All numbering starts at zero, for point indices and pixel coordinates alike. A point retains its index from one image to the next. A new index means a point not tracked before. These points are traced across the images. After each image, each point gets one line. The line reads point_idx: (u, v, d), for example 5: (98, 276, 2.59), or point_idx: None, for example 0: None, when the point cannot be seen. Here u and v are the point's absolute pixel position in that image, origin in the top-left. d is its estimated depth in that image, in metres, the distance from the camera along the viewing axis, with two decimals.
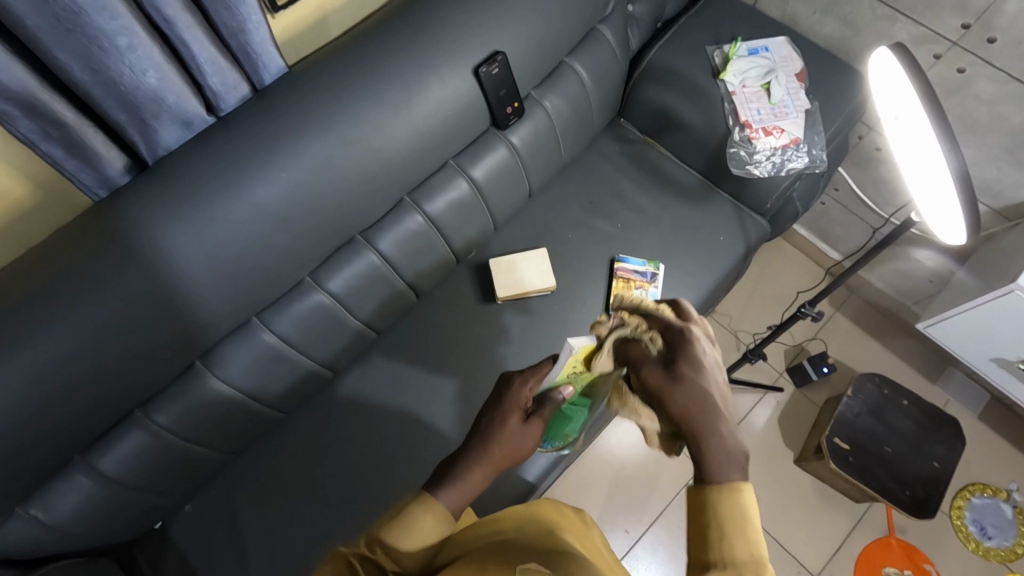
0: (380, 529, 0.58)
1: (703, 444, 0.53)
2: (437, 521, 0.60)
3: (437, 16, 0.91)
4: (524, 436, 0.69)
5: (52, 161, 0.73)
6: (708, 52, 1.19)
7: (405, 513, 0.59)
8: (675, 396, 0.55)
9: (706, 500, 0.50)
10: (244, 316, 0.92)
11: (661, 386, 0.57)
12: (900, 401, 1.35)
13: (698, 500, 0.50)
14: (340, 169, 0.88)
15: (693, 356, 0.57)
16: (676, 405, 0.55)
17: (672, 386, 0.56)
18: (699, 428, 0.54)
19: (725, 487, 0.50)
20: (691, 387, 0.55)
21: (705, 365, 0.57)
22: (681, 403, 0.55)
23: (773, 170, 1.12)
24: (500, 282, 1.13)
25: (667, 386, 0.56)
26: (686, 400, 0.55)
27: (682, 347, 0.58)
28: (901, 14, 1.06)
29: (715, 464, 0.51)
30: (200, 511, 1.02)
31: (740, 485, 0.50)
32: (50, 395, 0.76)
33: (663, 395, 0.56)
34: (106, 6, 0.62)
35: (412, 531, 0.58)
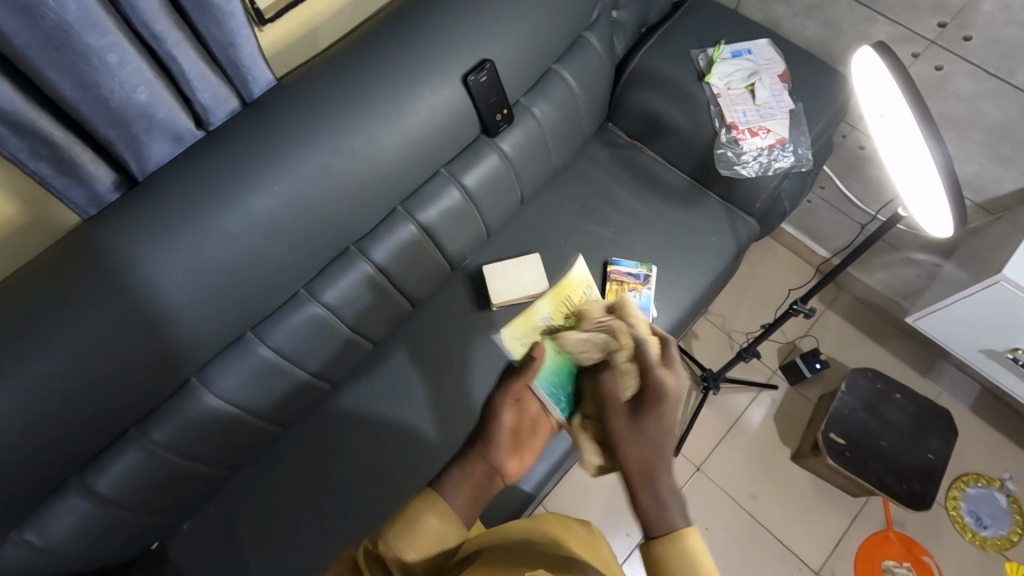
0: (385, 526, 0.58)
1: (647, 484, 0.58)
2: (442, 522, 0.60)
3: (425, 26, 0.92)
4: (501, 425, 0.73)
5: (41, 180, 0.72)
6: (693, 56, 1.21)
7: (409, 513, 0.59)
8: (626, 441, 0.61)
9: (653, 553, 0.53)
10: (239, 330, 0.92)
11: (620, 429, 0.63)
12: (893, 395, 1.36)
13: (647, 555, 0.53)
14: (332, 180, 0.88)
15: (654, 403, 0.62)
16: (626, 449, 0.61)
17: (626, 437, 0.62)
18: (647, 469, 0.59)
19: (669, 535, 0.53)
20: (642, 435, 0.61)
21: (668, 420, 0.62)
22: (634, 448, 0.60)
23: (761, 170, 1.13)
24: (495, 288, 1.13)
25: (624, 432, 0.62)
26: (638, 447, 0.60)
27: (655, 393, 0.63)
28: (879, 16, 1.09)
29: (656, 519, 0.54)
30: (197, 529, 1.01)
31: (684, 533, 0.53)
32: (44, 415, 0.75)
33: (618, 441, 0.62)
34: (95, 23, 0.62)
35: (419, 532, 0.58)
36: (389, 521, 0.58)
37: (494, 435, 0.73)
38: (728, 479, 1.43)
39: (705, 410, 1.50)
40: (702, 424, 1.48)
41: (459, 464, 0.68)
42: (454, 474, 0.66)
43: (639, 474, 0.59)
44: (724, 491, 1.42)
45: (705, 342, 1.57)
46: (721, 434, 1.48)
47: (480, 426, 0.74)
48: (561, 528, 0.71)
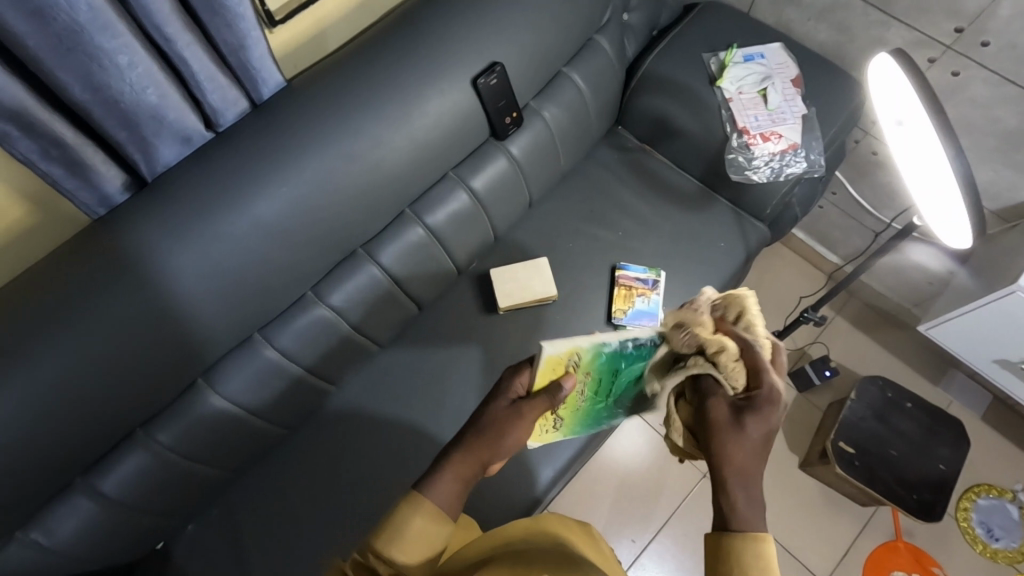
0: (374, 536, 0.63)
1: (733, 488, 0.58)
2: (430, 521, 0.63)
3: (435, 29, 0.91)
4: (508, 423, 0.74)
5: (51, 180, 0.72)
6: (704, 60, 1.19)
7: (396, 518, 0.63)
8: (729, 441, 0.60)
9: (725, 545, 0.55)
10: (245, 332, 0.91)
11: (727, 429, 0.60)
12: (903, 403, 1.35)
13: (719, 545, 0.55)
14: (340, 182, 0.87)
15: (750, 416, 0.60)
16: (722, 445, 0.60)
17: (730, 430, 0.60)
18: (737, 473, 0.58)
19: (745, 536, 0.55)
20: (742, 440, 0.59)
21: (770, 428, 0.60)
22: (733, 449, 0.59)
23: (772, 176, 1.12)
24: (502, 291, 1.12)
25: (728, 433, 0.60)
26: (742, 447, 0.59)
27: (757, 404, 0.61)
28: (894, 20, 1.07)
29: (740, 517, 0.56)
30: (201, 531, 1.01)
31: (763, 535, 0.55)
32: (52, 416, 0.75)
33: (716, 435, 0.61)
34: (105, 24, 0.62)
35: (407, 537, 0.62)
36: (378, 529, 0.63)
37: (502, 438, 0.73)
38: None
39: None
40: None
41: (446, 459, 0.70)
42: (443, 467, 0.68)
43: (733, 476, 0.58)
44: None
45: None
46: None
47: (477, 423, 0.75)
48: (559, 525, 0.72)
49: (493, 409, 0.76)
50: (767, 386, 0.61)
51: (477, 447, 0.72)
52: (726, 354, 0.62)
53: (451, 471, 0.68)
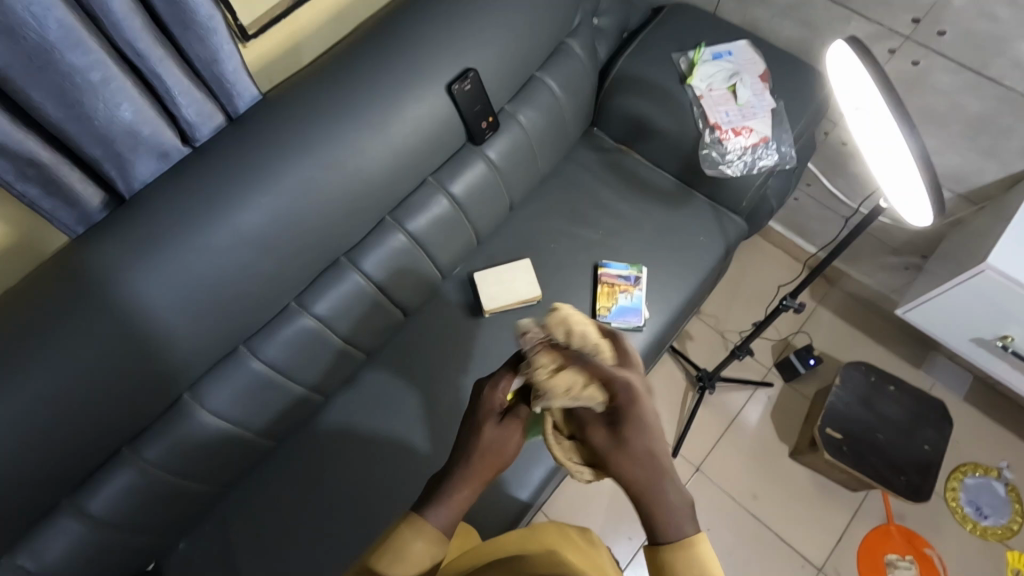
0: (371, 552, 0.58)
1: (649, 503, 0.53)
2: (431, 544, 0.58)
3: (407, 38, 0.93)
4: (508, 436, 0.64)
5: (28, 201, 0.72)
6: (674, 59, 1.22)
7: (396, 539, 0.58)
8: (619, 456, 0.55)
9: (661, 560, 0.51)
10: (230, 345, 0.91)
11: (604, 446, 0.56)
12: (887, 387, 1.37)
13: (655, 564, 0.51)
14: (320, 192, 0.88)
15: (638, 418, 0.55)
16: (620, 469, 0.54)
17: (617, 450, 0.55)
18: (644, 487, 0.53)
19: (676, 544, 0.51)
20: (634, 446, 0.54)
21: (651, 426, 0.55)
22: (629, 463, 0.54)
23: (746, 169, 1.14)
24: (486, 295, 1.13)
25: (611, 449, 0.55)
26: (634, 460, 0.54)
27: (625, 410, 0.56)
28: (855, 14, 1.11)
29: (664, 525, 0.52)
30: (193, 549, 1.00)
31: (693, 538, 0.51)
32: (35, 437, 0.74)
33: (608, 459, 0.55)
34: (77, 41, 0.63)
35: (408, 562, 0.57)
36: (378, 544, 0.58)
37: (500, 455, 0.64)
38: (728, 479, 1.43)
39: (701, 410, 1.50)
40: (700, 424, 1.48)
41: (446, 480, 0.62)
42: (444, 491, 0.61)
43: (636, 496, 0.53)
44: (725, 492, 1.42)
45: (699, 342, 1.58)
46: (719, 434, 1.48)
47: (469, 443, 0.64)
48: (558, 537, 0.72)
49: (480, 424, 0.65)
50: (626, 388, 0.56)
51: (474, 473, 0.63)
52: (578, 384, 0.58)
53: (453, 500, 0.61)
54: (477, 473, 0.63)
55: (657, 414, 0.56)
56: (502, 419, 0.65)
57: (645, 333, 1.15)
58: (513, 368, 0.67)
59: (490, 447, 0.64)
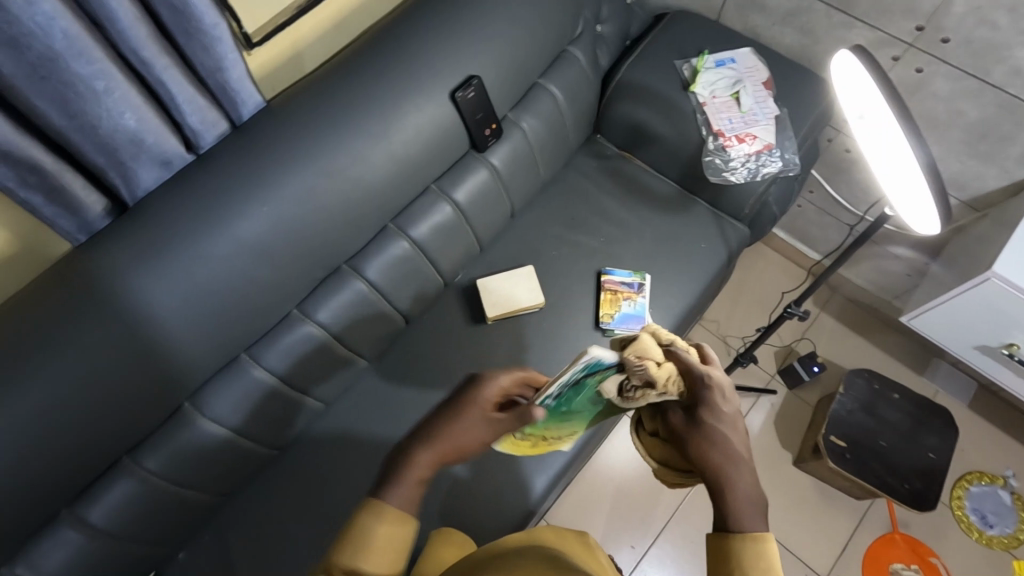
0: (340, 546, 0.56)
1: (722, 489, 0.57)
2: (393, 526, 0.57)
3: (409, 45, 0.93)
4: (475, 426, 0.65)
5: (30, 209, 0.72)
6: (676, 67, 1.22)
7: (360, 525, 0.57)
8: (693, 438, 0.60)
9: (729, 548, 0.54)
10: (232, 353, 0.91)
11: (678, 424, 0.62)
12: (891, 395, 1.35)
13: (721, 548, 0.55)
14: (323, 200, 0.88)
15: (715, 409, 0.60)
16: (694, 447, 0.59)
17: (693, 432, 0.60)
18: (720, 475, 0.58)
19: (747, 537, 0.54)
20: (710, 434, 0.59)
21: (727, 417, 0.60)
22: (707, 445, 0.59)
23: (749, 176, 1.14)
24: (489, 301, 1.13)
25: (688, 432, 0.61)
26: (713, 442, 0.59)
27: (702, 401, 0.61)
28: (856, 21, 1.11)
29: (737, 516, 0.55)
30: (194, 558, 0.98)
31: (763, 534, 0.54)
32: (35, 446, 0.74)
33: (684, 437, 0.61)
34: (80, 50, 0.62)
35: (372, 546, 0.56)
36: (342, 538, 0.57)
37: (463, 439, 0.64)
38: None
39: None
40: None
41: (405, 459, 0.62)
42: (402, 471, 0.61)
43: (710, 476, 0.58)
44: None
45: None
46: None
47: (431, 425, 0.65)
48: (556, 538, 0.73)
49: (453, 408, 0.67)
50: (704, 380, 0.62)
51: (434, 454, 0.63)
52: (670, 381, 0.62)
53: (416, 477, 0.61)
54: (435, 453, 0.63)
55: (735, 413, 0.61)
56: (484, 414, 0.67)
57: None
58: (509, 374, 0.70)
59: (454, 428, 0.65)
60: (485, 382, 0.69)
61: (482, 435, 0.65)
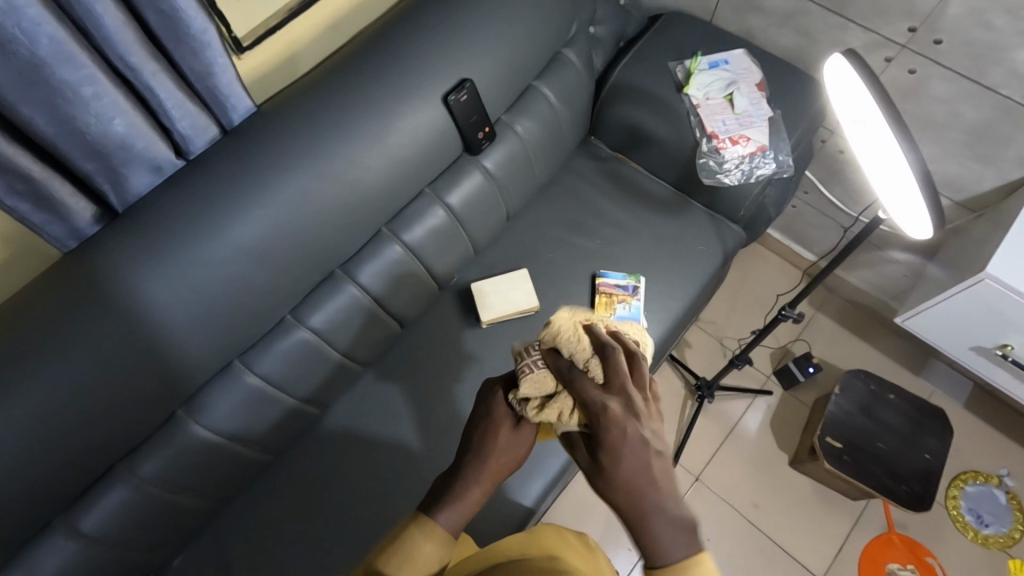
0: (379, 553, 0.58)
1: (640, 524, 0.52)
2: (439, 545, 0.59)
3: (402, 49, 0.92)
4: (515, 443, 0.65)
5: (19, 216, 0.71)
6: (671, 69, 1.21)
7: (405, 541, 0.58)
8: (595, 476, 0.56)
9: None
10: (225, 359, 0.90)
11: (581, 460, 0.59)
12: (887, 396, 1.34)
13: None
14: (316, 205, 0.88)
15: (615, 441, 0.54)
16: (600, 485, 0.55)
17: (597, 470, 0.56)
18: (636, 511, 0.53)
19: (670, 572, 0.51)
20: (612, 471, 0.54)
21: (628, 448, 0.54)
22: (620, 480, 0.53)
23: (743, 178, 1.13)
24: (486, 301, 1.12)
25: (591, 470, 0.57)
26: (631, 474, 0.53)
27: (600, 434, 0.55)
28: (851, 22, 1.11)
29: (654, 552, 0.52)
30: (189, 564, 0.98)
31: (695, 562, 0.51)
32: (27, 454, 0.73)
33: (589, 476, 0.57)
34: (68, 57, 0.62)
35: (415, 560, 0.58)
36: (384, 547, 0.59)
37: (502, 455, 0.64)
38: (727, 488, 1.43)
39: (701, 419, 1.50)
40: (699, 433, 1.48)
41: (456, 480, 0.63)
42: (455, 492, 0.62)
43: (628, 513, 0.53)
44: (724, 500, 1.41)
45: (698, 350, 1.58)
46: (719, 443, 1.47)
47: (473, 445, 0.65)
48: (556, 539, 0.72)
49: (484, 426, 0.66)
50: (599, 412, 0.55)
51: (485, 474, 0.64)
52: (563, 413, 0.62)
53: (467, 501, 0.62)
54: (485, 474, 0.63)
55: (642, 440, 0.54)
56: (514, 426, 0.66)
57: None
58: (522, 381, 0.68)
59: (497, 446, 0.64)
60: (506, 394, 0.68)
61: (523, 448, 0.66)
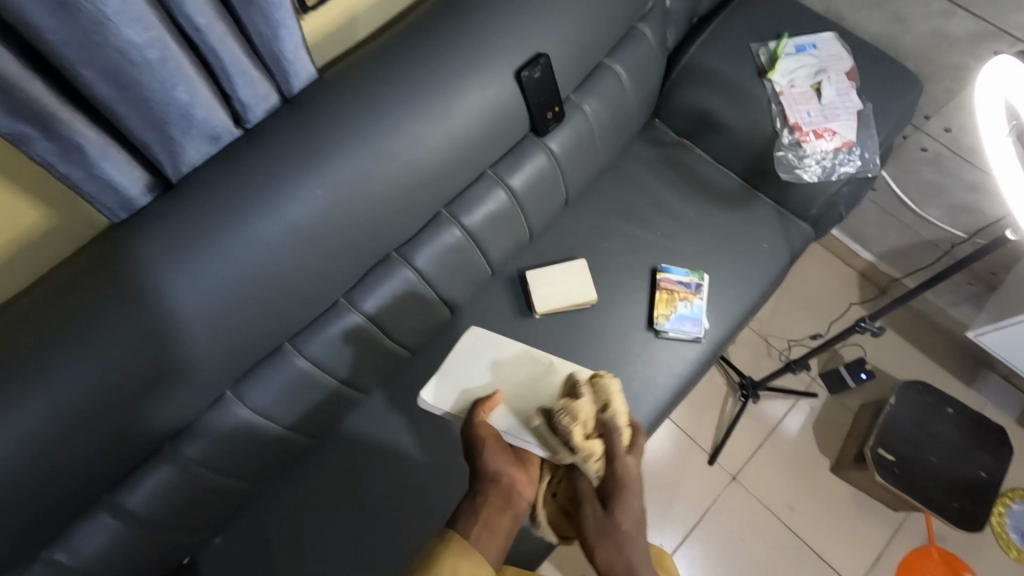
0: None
1: None
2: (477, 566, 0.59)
3: (474, 18, 0.85)
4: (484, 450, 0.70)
5: (71, 184, 0.66)
6: (753, 50, 1.11)
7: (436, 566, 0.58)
8: (598, 542, 0.64)
9: None
10: (275, 342, 0.86)
11: (593, 522, 0.65)
12: (945, 410, 1.28)
13: None
14: (376, 185, 0.82)
15: (621, 514, 0.64)
16: (601, 554, 0.63)
17: (603, 535, 0.64)
18: None
19: None
20: (619, 538, 0.63)
21: (636, 512, 0.65)
22: (612, 553, 0.63)
23: (824, 175, 1.05)
24: (461, 394, 0.80)
25: (601, 533, 0.64)
26: (622, 547, 0.63)
27: (614, 497, 0.65)
28: (958, 9, 1.00)
29: None
30: (230, 545, 0.96)
31: None
32: (77, 433, 0.71)
33: (591, 537, 0.65)
34: (136, 16, 0.56)
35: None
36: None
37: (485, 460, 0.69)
38: (765, 491, 1.39)
39: (743, 418, 1.46)
40: (739, 433, 1.44)
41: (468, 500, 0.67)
42: (464, 515, 0.64)
43: None
44: (761, 503, 1.38)
45: (743, 348, 1.52)
46: (759, 444, 1.43)
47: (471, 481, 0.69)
48: None
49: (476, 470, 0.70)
50: (621, 473, 0.65)
51: (489, 500, 0.66)
52: (593, 457, 0.66)
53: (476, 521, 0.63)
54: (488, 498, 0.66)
55: (640, 507, 0.65)
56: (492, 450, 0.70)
57: (703, 345, 1.08)
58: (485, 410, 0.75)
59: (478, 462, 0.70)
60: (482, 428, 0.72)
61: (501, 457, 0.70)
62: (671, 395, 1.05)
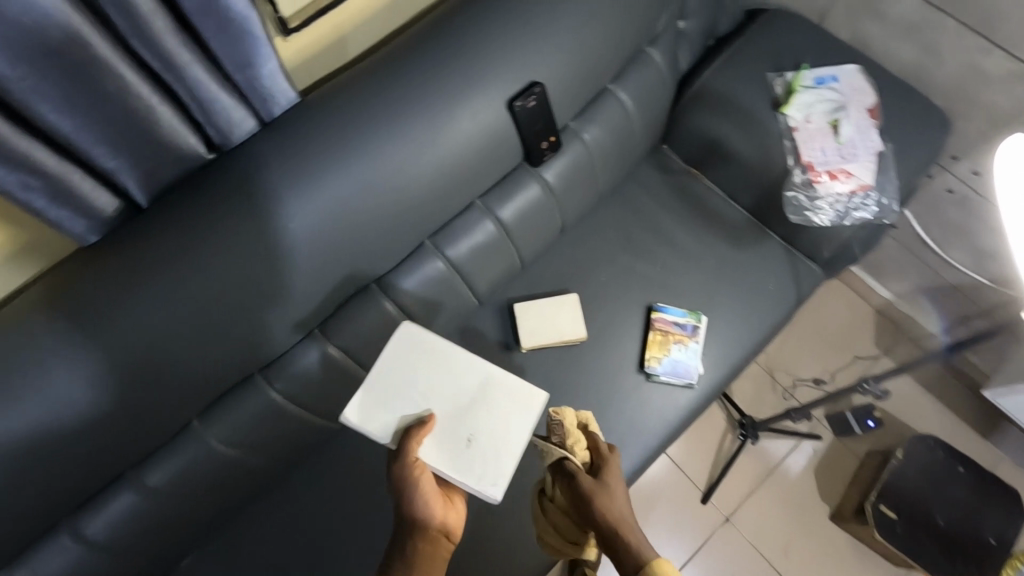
0: None
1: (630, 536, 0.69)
2: None
3: (465, 44, 0.81)
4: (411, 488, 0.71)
5: (35, 212, 0.63)
6: (769, 80, 1.05)
7: None
8: (598, 499, 0.72)
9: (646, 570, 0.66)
10: (246, 372, 0.83)
11: (590, 487, 0.73)
12: (956, 468, 1.21)
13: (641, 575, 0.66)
14: (357, 216, 0.78)
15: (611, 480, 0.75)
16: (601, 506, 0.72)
17: (598, 496, 0.72)
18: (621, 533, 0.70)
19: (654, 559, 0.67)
20: (611, 500, 0.73)
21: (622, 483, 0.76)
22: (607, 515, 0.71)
23: (836, 220, 0.99)
24: (395, 421, 0.73)
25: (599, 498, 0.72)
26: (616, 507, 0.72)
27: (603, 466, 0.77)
28: (995, 47, 0.93)
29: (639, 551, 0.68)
30: (197, 569, 0.94)
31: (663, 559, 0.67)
32: (33, 464, 0.69)
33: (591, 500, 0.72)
34: (82, 43, 0.53)
35: None
36: None
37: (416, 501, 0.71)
38: (760, 536, 1.34)
39: (741, 457, 1.40)
40: (737, 473, 1.38)
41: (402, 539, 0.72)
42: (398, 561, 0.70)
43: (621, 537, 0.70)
44: (754, 548, 1.33)
45: (748, 383, 1.45)
46: (756, 485, 1.38)
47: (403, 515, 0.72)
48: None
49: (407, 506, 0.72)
50: (609, 455, 0.78)
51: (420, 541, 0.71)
52: (579, 442, 0.78)
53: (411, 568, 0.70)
54: (420, 539, 0.71)
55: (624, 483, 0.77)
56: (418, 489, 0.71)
57: (696, 390, 1.03)
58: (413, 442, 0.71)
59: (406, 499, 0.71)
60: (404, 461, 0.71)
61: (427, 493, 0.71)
62: (659, 442, 1.00)
